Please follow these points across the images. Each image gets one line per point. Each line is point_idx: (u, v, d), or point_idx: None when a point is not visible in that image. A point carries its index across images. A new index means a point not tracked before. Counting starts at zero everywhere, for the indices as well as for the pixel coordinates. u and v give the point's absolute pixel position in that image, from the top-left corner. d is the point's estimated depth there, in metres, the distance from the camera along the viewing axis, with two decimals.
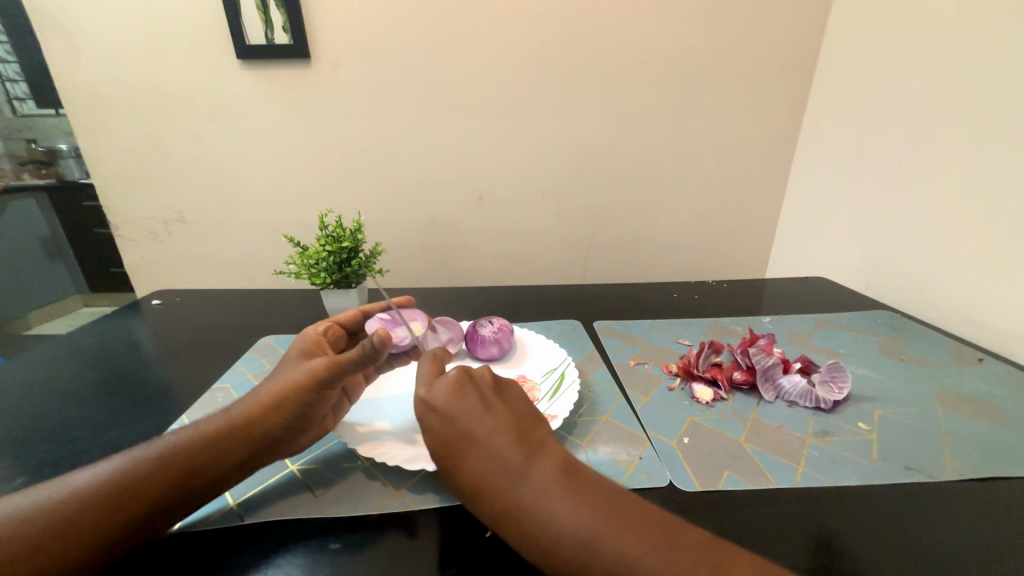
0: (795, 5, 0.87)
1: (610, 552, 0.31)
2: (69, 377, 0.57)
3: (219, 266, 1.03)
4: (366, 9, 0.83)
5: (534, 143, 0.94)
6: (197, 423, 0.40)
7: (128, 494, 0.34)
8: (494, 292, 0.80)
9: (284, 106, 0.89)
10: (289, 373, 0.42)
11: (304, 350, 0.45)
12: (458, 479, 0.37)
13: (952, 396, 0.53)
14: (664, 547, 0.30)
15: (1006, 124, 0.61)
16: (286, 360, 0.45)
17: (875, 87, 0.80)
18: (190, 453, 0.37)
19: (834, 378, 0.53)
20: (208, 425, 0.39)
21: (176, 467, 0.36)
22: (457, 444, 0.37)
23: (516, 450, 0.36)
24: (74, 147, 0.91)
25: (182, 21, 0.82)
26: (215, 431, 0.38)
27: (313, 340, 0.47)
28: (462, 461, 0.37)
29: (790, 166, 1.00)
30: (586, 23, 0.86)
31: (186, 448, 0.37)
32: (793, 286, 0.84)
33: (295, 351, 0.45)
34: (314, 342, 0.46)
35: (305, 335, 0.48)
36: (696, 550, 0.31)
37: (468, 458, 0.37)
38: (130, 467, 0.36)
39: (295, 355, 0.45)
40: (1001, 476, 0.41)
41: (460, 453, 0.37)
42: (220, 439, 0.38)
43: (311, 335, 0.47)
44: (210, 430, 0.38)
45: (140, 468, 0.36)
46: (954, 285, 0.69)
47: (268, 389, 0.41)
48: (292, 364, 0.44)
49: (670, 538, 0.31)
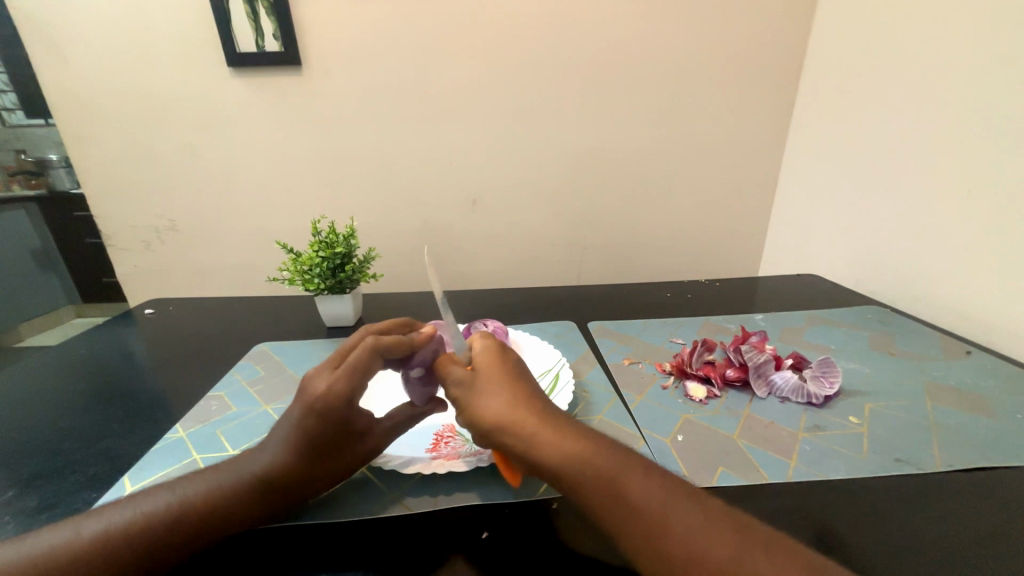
0: (780, 6, 0.88)
1: (620, 481, 0.32)
2: (60, 387, 0.57)
3: (213, 273, 1.02)
4: (357, 15, 0.83)
5: (526, 146, 0.95)
6: (215, 485, 0.37)
7: (152, 561, 0.33)
8: (489, 296, 0.80)
9: (275, 113, 0.89)
10: (331, 449, 0.39)
11: (336, 426, 0.38)
12: (486, 406, 0.37)
13: (941, 388, 0.54)
14: (665, 482, 0.33)
15: (987, 121, 0.62)
16: (312, 435, 0.38)
17: (861, 86, 0.81)
18: (217, 521, 0.35)
19: (825, 374, 0.53)
20: (233, 493, 0.36)
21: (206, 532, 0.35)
22: (494, 380, 0.38)
23: (542, 401, 0.38)
24: (64, 156, 0.91)
25: (172, 29, 0.82)
26: (247, 501, 0.36)
27: (340, 411, 0.38)
28: (494, 392, 0.37)
29: (779, 164, 1.01)
30: (575, 25, 0.86)
31: (217, 516, 0.35)
32: (786, 285, 0.85)
33: (320, 426, 0.38)
34: (349, 416, 0.39)
35: (321, 402, 0.38)
36: (689, 501, 0.31)
37: (500, 392, 0.37)
38: (138, 520, 0.34)
39: (327, 434, 0.38)
40: (989, 466, 0.42)
41: (495, 388, 0.38)
42: (250, 504, 0.36)
43: (339, 407, 0.38)
44: (239, 501, 0.36)
45: (158, 529, 0.34)
46: (943, 280, 0.70)
47: (307, 464, 0.38)
48: (325, 438, 0.38)
49: (692, 511, 0.31)
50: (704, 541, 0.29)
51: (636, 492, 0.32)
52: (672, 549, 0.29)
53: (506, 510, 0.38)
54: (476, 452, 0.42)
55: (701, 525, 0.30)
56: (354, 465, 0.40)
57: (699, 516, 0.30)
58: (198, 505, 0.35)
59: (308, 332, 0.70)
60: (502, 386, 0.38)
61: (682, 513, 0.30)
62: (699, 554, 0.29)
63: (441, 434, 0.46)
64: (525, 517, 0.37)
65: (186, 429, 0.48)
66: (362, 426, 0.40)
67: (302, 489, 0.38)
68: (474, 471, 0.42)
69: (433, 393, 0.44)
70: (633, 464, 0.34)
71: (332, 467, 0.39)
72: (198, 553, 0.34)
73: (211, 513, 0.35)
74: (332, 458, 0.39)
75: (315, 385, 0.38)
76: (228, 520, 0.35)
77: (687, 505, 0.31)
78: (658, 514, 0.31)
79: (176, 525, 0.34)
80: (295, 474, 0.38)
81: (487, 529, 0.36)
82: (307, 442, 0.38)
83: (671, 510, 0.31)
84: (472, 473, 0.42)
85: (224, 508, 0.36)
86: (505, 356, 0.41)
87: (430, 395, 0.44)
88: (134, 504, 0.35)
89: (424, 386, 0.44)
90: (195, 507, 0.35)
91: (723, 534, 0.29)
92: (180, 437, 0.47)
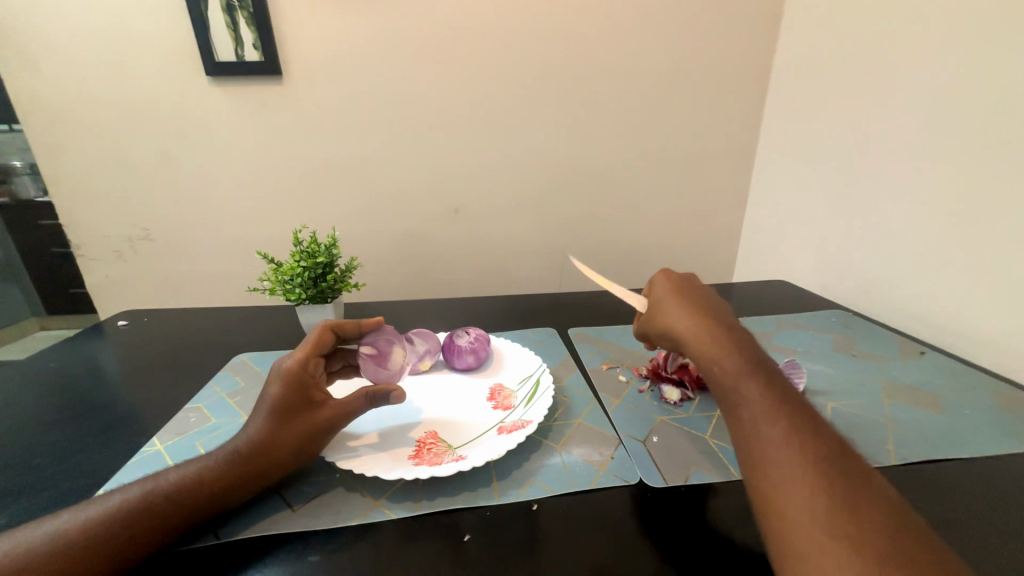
0: (746, 27, 0.93)
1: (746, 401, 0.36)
2: (27, 402, 0.55)
3: (189, 284, 1.00)
4: (338, 27, 0.84)
5: (506, 156, 0.97)
6: (192, 465, 0.39)
7: (125, 538, 0.33)
8: (471, 304, 0.81)
9: (255, 122, 0.88)
10: (295, 416, 0.42)
11: (296, 391, 0.43)
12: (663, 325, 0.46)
13: (896, 387, 0.57)
14: (794, 423, 0.34)
15: (932, 136, 0.67)
16: (277, 402, 0.42)
17: (821, 103, 0.86)
18: (191, 498, 0.36)
19: (791, 375, 0.56)
20: (207, 471, 0.38)
21: (181, 507, 0.36)
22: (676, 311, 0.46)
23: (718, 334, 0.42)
24: (29, 163, 0.88)
25: (148, 38, 0.82)
26: (220, 475, 0.38)
27: (299, 379, 0.43)
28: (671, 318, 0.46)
29: (749, 175, 1.06)
30: (553, 40, 0.90)
31: (192, 492, 0.37)
32: (757, 290, 0.89)
33: (283, 392, 0.42)
34: (306, 381, 0.43)
35: (284, 372, 0.43)
36: (804, 440, 0.33)
37: (672, 319, 0.46)
38: (112, 507, 0.35)
39: (289, 398, 0.42)
40: (938, 458, 0.45)
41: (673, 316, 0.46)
42: (223, 479, 0.38)
43: (297, 370, 0.43)
44: (213, 476, 0.38)
45: (130, 509, 0.35)
46: (900, 285, 0.74)
47: (275, 432, 0.41)
48: (289, 401, 0.42)
49: (797, 446, 0.32)
50: (775, 457, 0.33)
51: (751, 413, 0.36)
52: (763, 457, 0.33)
53: (488, 514, 0.39)
54: (458, 457, 0.43)
55: (778, 448, 0.33)
56: (318, 436, 0.42)
57: (807, 453, 0.32)
58: (171, 486, 0.37)
59: (289, 342, 0.70)
60: (680, 316, 0.45)
61: (774, 435, 0.34)
62: (763, 462, 0.33)
63: (424, 441, 0.46)
64: (507, 520, 0.38)
65: (164, 442, 0.47)
66: (320, 398, 0.44)
67: (271, 461, 0.40)
68: (457, 476, 0.43)
69: (387, 373, 0.51)
70: (769, 398, 0.36)
71: (297, 440, 0.41)
72: (170, 531, 0.35)
73: (185, 490, 0.37)
74: (297, 427, 0.42)
75: (279, 360, 0.45)
76: (201, 496, 0.37)
77: (782, 431, 0.33)
78: (769, 431, 0.34)
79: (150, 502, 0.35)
80: (263, 445, 0.40)
81: (469, 532, 0.37)
82: (274, 409, 0.42)
83: (763, 428, 0.34)
84: (455, 478, 0.42)
85: (196, 485, 0.37)
86: (699, 301, 0.46)
87: (384, 376, 0.51)
88: (114, 492, 0.36)
89: (378, 366, 0.51)
90: (168, 486, 0.37)
91: (795, 460, 0.32)
92: (157, 451, 0.46)
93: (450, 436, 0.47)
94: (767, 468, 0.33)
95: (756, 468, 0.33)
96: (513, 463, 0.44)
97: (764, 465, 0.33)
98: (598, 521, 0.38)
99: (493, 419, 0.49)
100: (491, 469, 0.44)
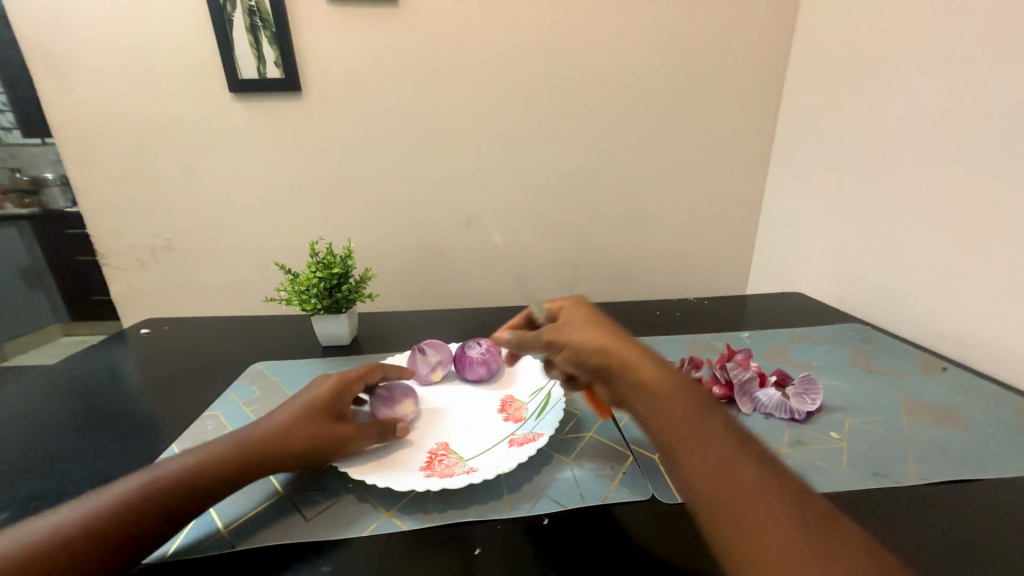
0: (758, 39, 0.94)
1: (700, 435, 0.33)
2: (52, 408, 0.57)
3: (208, 293, 1.03)
4: (355, 44, 0.87)
5: (518, 168, 0.98)
6: (189, 458, 0.39)
7: (123, 530, 0.34)
8: (483, 315, 0.82)
9: (274, 136, 0.91)
10: (308, 424, 0.43)
11: (321, 403, 0.45)
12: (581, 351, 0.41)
13: (918, 404, 0.55)
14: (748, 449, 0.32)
15: (948, 147, 0.66)
16: (301, 409, 0.44)
17: (835, 113, 0.86)
18: (193, 495, 0.37)
19: (807, 391, 0.55)
20: (208, 464, 0.38)
21: (182, 502, 0.36)
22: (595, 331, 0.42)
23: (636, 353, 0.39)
24: (60, 175, 0.92)
25: (176, 56, 0.85)
26: (224, 472, 0.39)
27: (331, 395, 0.46)
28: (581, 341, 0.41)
29: (762, 187, 1.06)
30: (564, 53, 0.91)
31: (194, 486, 0.37)
32: (772, 303, 0.88)
33: (309, 403, 0.45)
34: (333, 398, 0.46)
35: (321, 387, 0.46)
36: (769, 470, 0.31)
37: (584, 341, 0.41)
38: (114, 499, 0.35)
39: (310, 406, 0.44)
40: (963, 479, 0.43)
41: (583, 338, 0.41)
42: (224, 476, 0.38)
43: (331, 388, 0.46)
44: (213, 471, 0.38)
45: (130, 502, 0.35)
46: (920, 299, 0.72)
47: (284, 437, 0.42)
48: (309, 411, 0.44)
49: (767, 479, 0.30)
50: (741, 488, 0.30)
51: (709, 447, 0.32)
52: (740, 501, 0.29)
53: (497, 527, 0.39)
54: (469, 470, 0.43)
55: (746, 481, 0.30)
56: (323, 445, 0.42)
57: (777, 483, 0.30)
58: (174, 479, 0.37)
59: (304, 351, 0.71)
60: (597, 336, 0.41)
61: (739, 454, 0.31)
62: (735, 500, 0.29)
63: (435, 452, 0.46)
64: (517, 534, 0.38)
65: (182, 450, 0.48)
66: (341, 416, 0.45)
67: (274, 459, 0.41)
68: (468, 488, 0.43)
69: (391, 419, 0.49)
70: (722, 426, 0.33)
71: (309, 442, 0.42)
72: (170, 524, 0.35)
73: (184, 484, 0.37)
74: (306, 435, 0.42)
75: (320, 376, 0.49)
76: (201, 492, 0.37)
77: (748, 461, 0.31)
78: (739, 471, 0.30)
79: (151, 494, 0.36)
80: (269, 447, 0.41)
81: (479, 545, 0.37)
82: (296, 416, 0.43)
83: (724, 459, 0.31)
84: (466, 491, 0.42)
85: (194, 479, 0.37)
86: (604, 319, 0.44)
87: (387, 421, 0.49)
88: (118, 482, 0.37)
89: (385, 408, 0.49)
90: (168, 478, 0.37)
91: (765, 491, 0.29)
92: None
93: (461, 448, 0.47)
94: (738, 503, 0.29)
95: (717, 501, 0.30)
96: (523, 476, 0.44)
97: (734, 498, 0.29)
98: (609, 536, 0.37)
99: (503, 431, 0.49)
100: (501, 481, 0.44)
